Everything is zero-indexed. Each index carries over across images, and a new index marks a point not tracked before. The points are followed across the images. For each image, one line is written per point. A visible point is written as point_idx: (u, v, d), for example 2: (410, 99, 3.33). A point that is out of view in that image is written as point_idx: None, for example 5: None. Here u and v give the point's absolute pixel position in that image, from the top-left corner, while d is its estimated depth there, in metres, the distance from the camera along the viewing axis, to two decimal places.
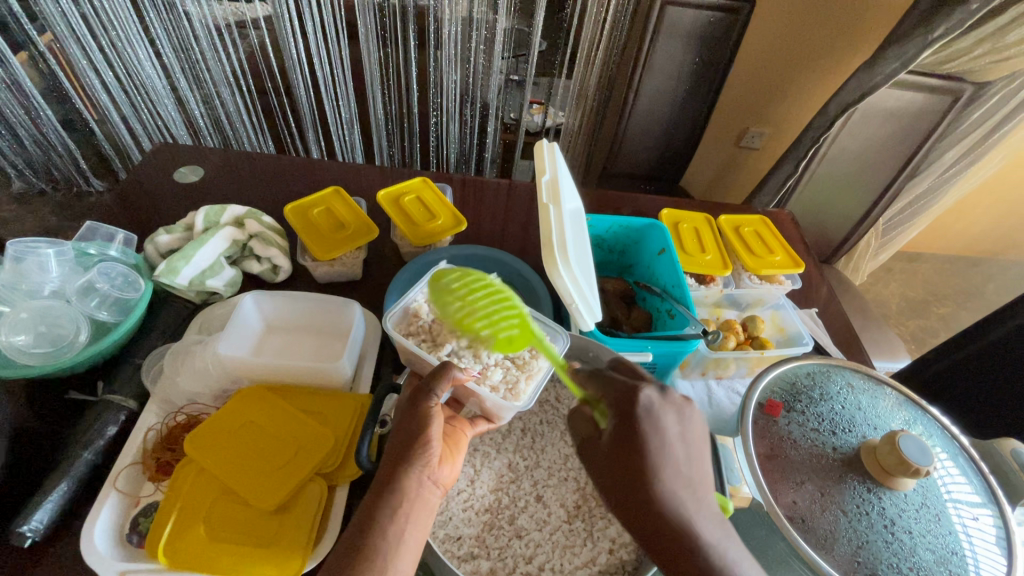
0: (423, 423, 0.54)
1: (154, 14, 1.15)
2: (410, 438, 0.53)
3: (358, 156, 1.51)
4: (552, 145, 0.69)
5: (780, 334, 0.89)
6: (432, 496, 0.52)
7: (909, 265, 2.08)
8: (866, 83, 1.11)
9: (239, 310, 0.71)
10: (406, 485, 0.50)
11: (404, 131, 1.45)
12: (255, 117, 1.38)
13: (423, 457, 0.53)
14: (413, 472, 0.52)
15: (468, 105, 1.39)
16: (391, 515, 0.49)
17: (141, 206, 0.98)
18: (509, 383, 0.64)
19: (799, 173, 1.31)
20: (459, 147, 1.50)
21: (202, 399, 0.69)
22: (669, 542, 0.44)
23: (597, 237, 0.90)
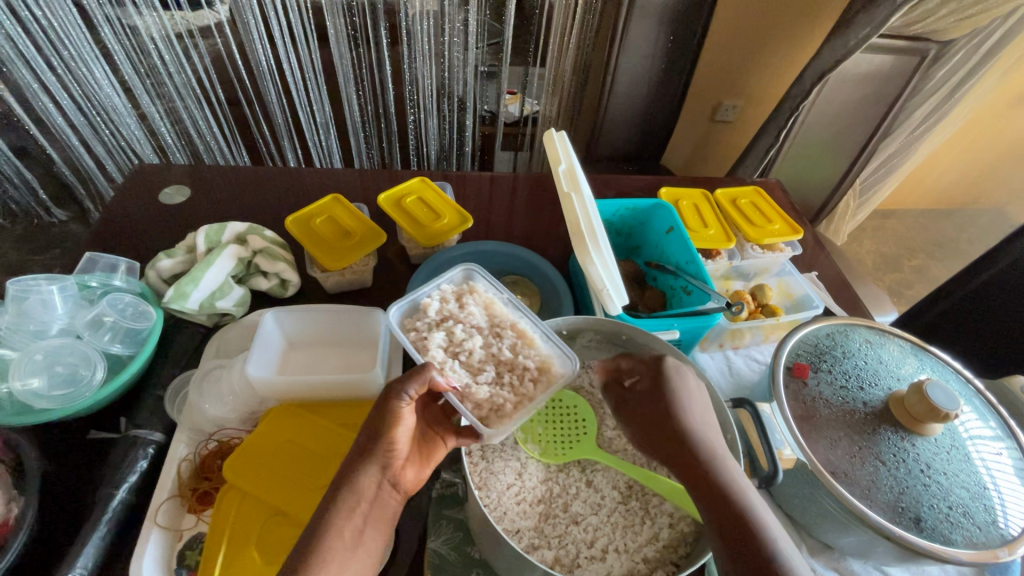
0: (389, 423, 0.55)
1: (109, 29, 1.09)
2: (377, 437, 0.55)
3: (338, 161, 1.48)
4: (559, 134, 0.71)
5: (789, 300, 0.92)
6: (391, 501, 0.55)
7: (881, 223, 2.17)
8: (840, 49, 1.15)
9: (262, 329, 0.69)
10: (359, 483, 0.53)
11: (382, 132, 1.43)
12: (226, 128, 1.33)
13: (382, 456, 0.55)
14: (369, 472, 0.54)
15: (446, 100, 1.37)
16: (348, 513, 0.51)
17: (128, 232, 0.94)
18: (497, 408, 0.59)
19: (779, 142, 1.34)
20: (438, 143, 1.48)
21: (231, 423, 0.67)
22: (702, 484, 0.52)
23: (604, 222, 0.91)
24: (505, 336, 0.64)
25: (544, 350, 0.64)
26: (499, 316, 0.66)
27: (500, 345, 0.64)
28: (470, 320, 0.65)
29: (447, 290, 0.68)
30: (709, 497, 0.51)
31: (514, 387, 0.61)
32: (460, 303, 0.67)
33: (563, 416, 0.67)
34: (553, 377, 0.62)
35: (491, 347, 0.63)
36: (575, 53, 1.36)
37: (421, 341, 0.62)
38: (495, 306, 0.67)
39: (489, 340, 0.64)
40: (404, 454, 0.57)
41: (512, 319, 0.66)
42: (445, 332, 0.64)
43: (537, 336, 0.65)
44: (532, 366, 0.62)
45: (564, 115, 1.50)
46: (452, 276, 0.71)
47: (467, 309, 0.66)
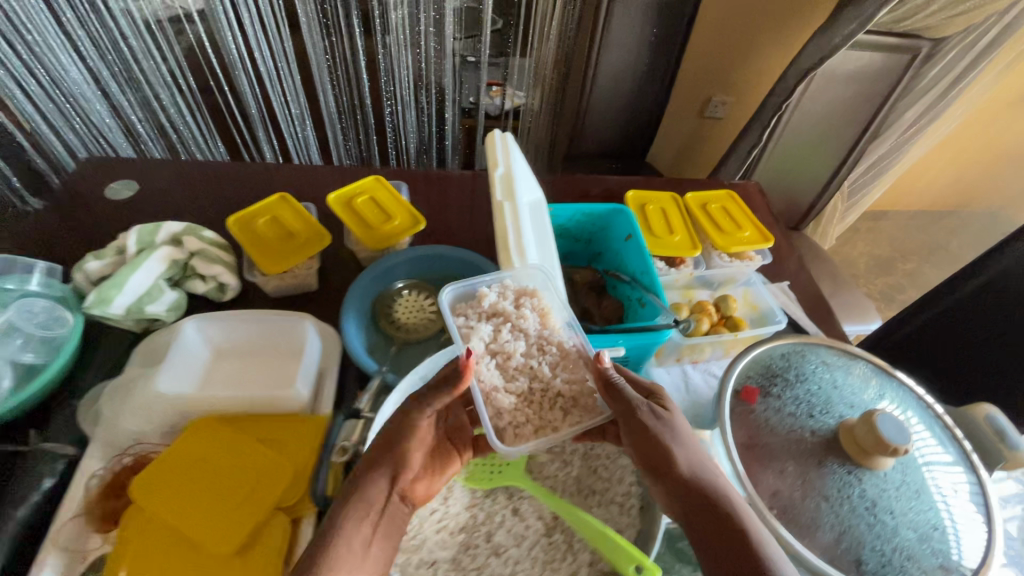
0: (405, 434, 0.52)
1: (71, 12, 1.04)
2: (391, 450, 0.52)
3: (315, 156, 1.44)
4: (501, 136, 0.70)
5: (753, 312, 0.87)
6: (399, 513, 0.52)
7: (875, 225, 2.11)
8: (824, 46, 1.09)
9: (179, 339, 0.67)
10: (366, 493, 0.50)
11: (358, 124, 1.38)
12: (199, 117, 1.28)
13: (393, 467, 0.52)
14: (379, 483, 0.51)
15: (424, 92, 1.32)
16: (354, 525, 0.48)
17: (70, 228, 0.91)
18: (517, 424, 0.52)
19: (763, 142, 1.29)
20: (417, 136, 1.44)
21: (149, 437, 0.64)
22: (699, 523, 0.48)
23: (561, 227, 0.86)
24: (551, 355, 0.56)
25: (586, 382, 0.56)
26: (554, 331, 0.58)
27: (543, 361, 0.56)
28: (522, 323, 0.57)
29: (509, 285, 0.60)
30: (709, 538, 0.47)
31: (543, 410, 0.54)
32: (519, 301, 0.59)
33: None
34: (586, 415, 0.54)
35: (532, 359, 0.56)
36: (556, 45, 1.30)
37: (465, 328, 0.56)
38: (552, 318, 0.59)
39: (531, 349, 0.56)
40: (416, 466, 0.54)
41: (566, 341, 0.57)
42: (494, 327, 0.57)
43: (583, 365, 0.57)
44: (565, 393, 0.55)
45: (549, 109, 1.44)
46: (517, 272, 0.62)
47: (523, 309, 0.58)
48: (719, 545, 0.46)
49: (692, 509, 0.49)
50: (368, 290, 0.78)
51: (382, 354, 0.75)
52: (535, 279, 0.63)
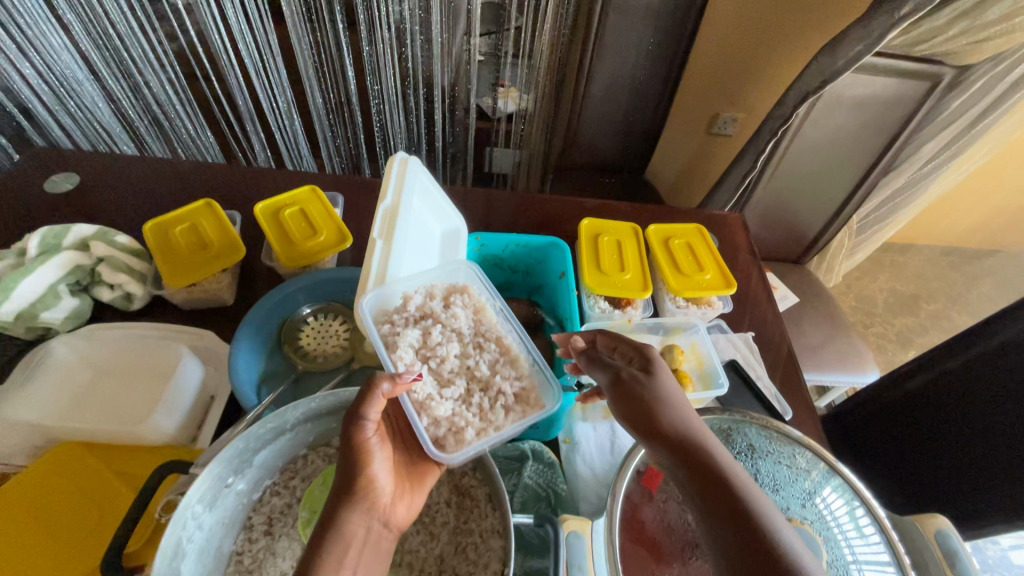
0: (360, 457, 0.48)
1: None
2: (353, 469, 0.47)
3: (304, 150, 1.27)
4: (403, 159, 0.63)
5: (699, 368, 0.77)
6: (383, 543, 0.47)
7: (897, 257, 1.94)
8: (827, 69, 0.97)
9: (43, 358, 0.65)
10: (344, 529, 0.44)
11: (347, 123, 1.22)
12: (193, 108, 1.11)
13: (365, 496, 0.47)
14: (354, 514, 0.46)
15: (413, 90, 1.15)
16: (335, 566, 0.42)
17: (4, 217, 0.89)
18: (457, 428, 0.52)
19: (759, 168, 1.17)
20: (406, 136, 1.25)
21: (11, 458, 0.60)
22: (696, 478, 0.45)
23: (493, 257, 0.81)
24: (486, 350, 0.58)
25: (527, 376, 0.57)
26: (485, 326, 0.60)
27: (479, 358, 0.57)
28: (452, 323, 0.58)
29: (435, 286, 0.62)
30: (705, 490, 0.44)
31: (481, 410, 0.54)
32: (446, 301, 0.61)
33: None
34: (529, 409, 0.55)
35: (468, 358, 0.57)
36: (549, 47, 1.15)
37: (390, 335, 0.55)
38: (484, 312, 0.61)
39: (468, 350, 0.58)
40: (388, 489, 0.49)
41: (499, 332, 0.60)
42: (421, 330, 0.57)
43: (523, 357, 0.59)
44: (509, 392, 0.55)
45: (544, 116, 1.30)
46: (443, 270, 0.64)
47: (452, 309, 0.59)
48: (711, 497, 0.43)
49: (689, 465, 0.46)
50: (273, 311, 0.73)
51: (279, 381, 0.69)
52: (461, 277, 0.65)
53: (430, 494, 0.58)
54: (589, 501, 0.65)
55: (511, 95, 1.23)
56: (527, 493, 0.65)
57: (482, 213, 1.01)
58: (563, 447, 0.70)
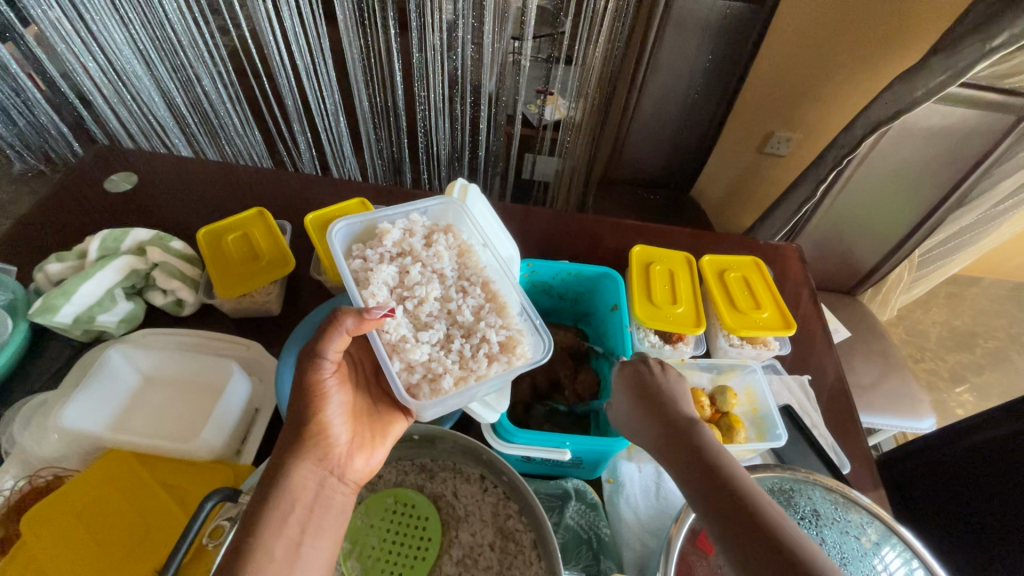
0: (314, 401, 0.50)
1: None
2: (306, 414, 0.49)
3: (348, 154, 1.25)
4: (467, 188, 0.67)
5: (752, 414, 0.73)
6: (335, 496, 0.50)
7: (953, 290, 1.84)
8: (903, 98, 0.91)
9: (102, 366, 0.65)
10: (292, 481, 0.47)
11: (391, 128, 1.19)
12: (242, 107, 1.11)
13: (316, 446, 0.49)
14: (303, 464, 0.48)
15: (460, 97, 1.12)
16: (280, 523, 0.45)
17: (66, 214, 0.92)
18: (433, 373, 0.54)
19: (817, 197, 1.12)
20: (450, 144, 1.22)
21: (65, 463, 0.61)
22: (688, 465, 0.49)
23: (543, 284, 0.80)
24: (470, 294, 0.60)
25: (515, 324, 0.58)
26: (470, 269, 0.61)
27: (461, 302, 0.59)
28: (432, 263, 0.60)
29: (416, 224, 0.63)
30: (700, 480, 0.48)
31: (459, 353, 0.56)
32: (428, 240, 0.63)
33: (404, 527, 0.57)
34: (513, 358, 0.55)
35: (449, 301, 0.59)
36: (603, 60, 1.10)
37: (365, 273, 0.57)
38: (468, 255, 0.62)
39: (450, 292, 0.60)
40: (343, 438, 0.51)
41: (484, 275, 0.61)
42: (397, 269, 0.59)
43: (511, 304, 0.60)
44: (493, 340, 0.56)
45: (591, 126, 1.24)
46: (429, 207, 0.66)
47: (433, 249, 0.61)
48: (706, 484, 0.47)
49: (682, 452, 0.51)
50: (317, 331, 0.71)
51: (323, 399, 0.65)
52: (446, 215, 0.67)
53: (474, 534, 0.57)
54: (632, 549, 0.62)
55: (558, 102, 1.18)
56: (567, 535, 0.63)
57: (528, 232, 0.99)
58: (606, 487, 0.68)
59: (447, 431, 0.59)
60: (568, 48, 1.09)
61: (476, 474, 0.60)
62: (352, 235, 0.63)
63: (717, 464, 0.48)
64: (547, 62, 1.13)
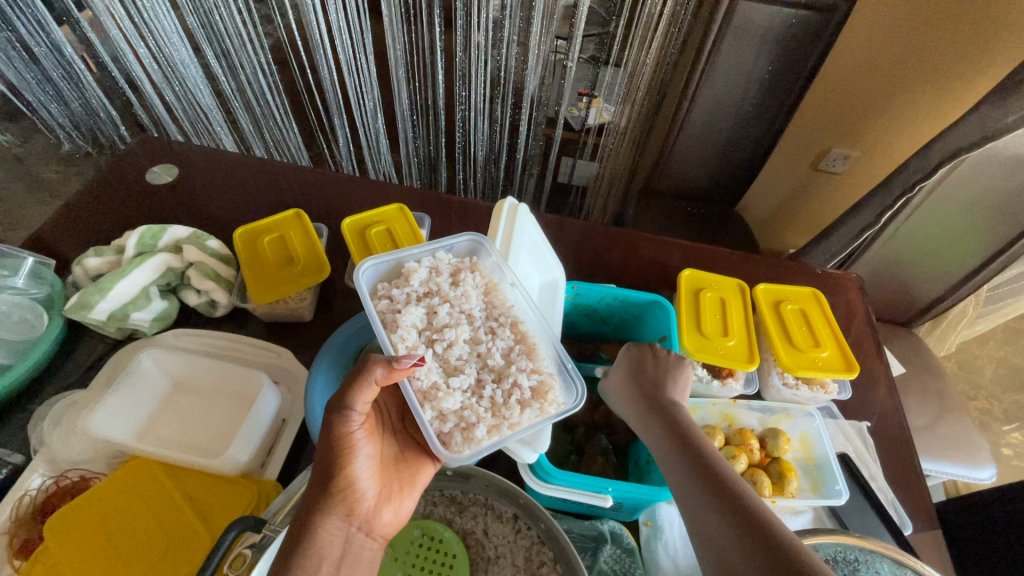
0: (343, 454, 0.47)
1: None
2: (331, 471, 0.47)
3: (385, 151, 1.22)
4: (516, 208, 0.63)
5: (807, 463, 0.69)
6: (362, 553, 0.47)
7: (1014, 324, 1.72)
8: (990, 124, 0.83)
9: (134, 373, 0.64)
10: (318, 539, 0.44)
11: (430, 126, 1.15)
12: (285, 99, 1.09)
13: (343, 501, 0.47)
14: (330, 520, 0.45)
15: (501, 99, 1.07)
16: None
17: (108, 202, 0.91)
18: (466, 423, 0.51)
19: (880, 223, 1.05)
20: (489, 145, 1.18)
21: (92, 466, 0.60)
22: (692, 471, 0.50)
23: (588, 306, 0.77)
24: (500, 335, 0.57)
25: (547, 368, 0.55)
26: (498, 308, 0.58)
27: (491, 344, 0.56)
28: (460, 303, 0.57)
29: (442, 262, 0.60)
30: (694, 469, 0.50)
31: (490, 400, 0.53)
32: (455, 278, 0.59)
33: (430, 563, 0.54)
34: (546, 406, 0.52)
35: (480, 344, 0.56)
36: (654, 66, 1.05)
37: (393, 316, 0.54)
38: (497, 292, 0.59)
39: (480, 332, 0.57)
40: (371, 492, 0.49)
41: (514, 315, 0.58)
42: (425, 310, 0.56)
43: (542, 346, 0.57)
44: (525, 385, 0.53)
45: (636, 134, 1.18)
46: (455, 244, 0.62)
47: (461, 288, 0.58)
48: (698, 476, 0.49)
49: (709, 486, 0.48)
50: (348, 347, 0.68)
51: None
52: (470, 251, 0.63)
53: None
54: None
55: (603, 107, 1.11)
56: None
57: (568, 247, 0.94)
58: (643, 531, 0.63)
59: (481, 470, 0.56)
60: (618, 52, 1.04)
61: (510, 513, 0.56)
62: (378, 274, 0.60)
63: (712, 462, 0.50)
64: (593, 63, 1.09)
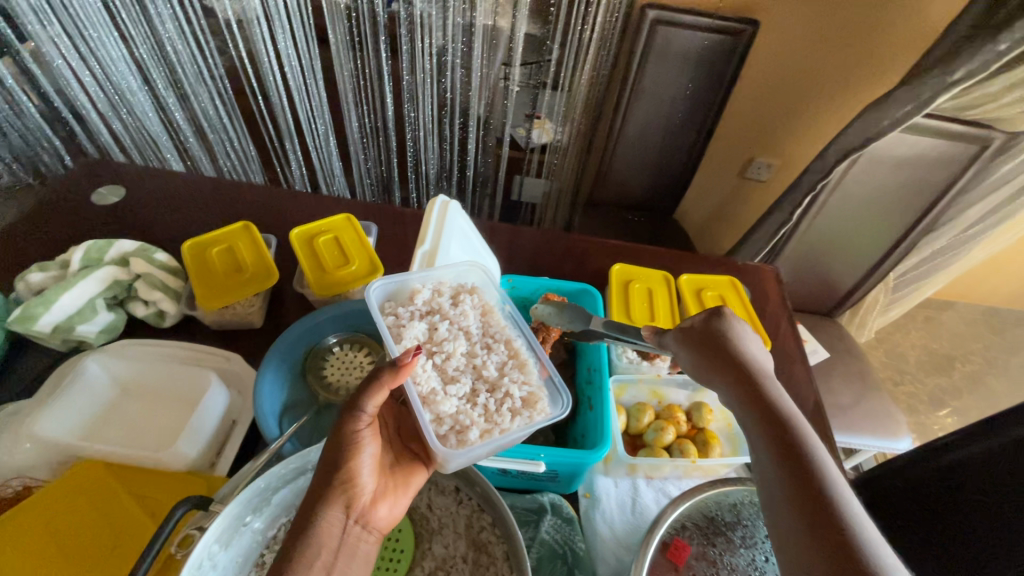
0: (348, 449, 0.50)
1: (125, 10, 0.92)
2: (336, 466, 0.49)
3: (338, 171, 1.25)
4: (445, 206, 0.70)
5: (728, 430, 0.76)
6: (360, 546, 0.48)
7: (932, 313, 1.88)
8: (872, 127, 0.96)
9: (76, 378, 0.65)
10: (319, 529, 0.46)
11: (381, 147, 1.20)
12: (237, 125, 1.13)
13: (343, 493, 0.48)
14: (330, 511, 0.47)
15: (449, 119, 1.14)
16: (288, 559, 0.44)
17: (54, 226, 0.92)
18: (461, 428, 0.53)
19: (794, 220, 1.16)
20: (440, 162, 1.24)
21: (38, 472, 0.61)
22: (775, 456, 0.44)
23: (525, 300, 0.84)
24: (494, 351, 0.60)
25: (537, 380, 0.58)
26: (493, 328, 0.62)
27: (485, 358, 0.59)
28: (460, 321, 0.61)
29: (445, 284, 0.64)
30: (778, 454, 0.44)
31: (486, 409, 0.55)
32: (455, 299, 0.63)
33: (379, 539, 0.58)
34: (534, 415, 0.55)
35: (475, 357, 0.59)
36: (588, 86, 1.14)
37: (398, 328, 0.58)
38: (492, 314, 0.63)
39: (476, 348, 0.60)
40: (371, 487, 0.51)
41: (508, 333, 0.62)
42: (427, 326, 0.60)
43: (533, 362, 0.60)
44: (517, 396, 0.56)
45: (577, 149, 1.27)
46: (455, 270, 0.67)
47: (460, 308, 0.62)
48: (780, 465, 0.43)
49: (798, 487, 0.41)
50: (298, 344, 0.73)
51: (302, 412, 0.68)
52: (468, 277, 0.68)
53: (447, 546, 0.57)
54: (607, 564, 0.62)
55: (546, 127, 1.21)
56: (543, 550, 0.63)
57: (510, 252, 1.00)
58: (582, 502, 0.68)
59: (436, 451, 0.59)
60: (555, 75, 1.11)
61: (451, 486, 0.60)
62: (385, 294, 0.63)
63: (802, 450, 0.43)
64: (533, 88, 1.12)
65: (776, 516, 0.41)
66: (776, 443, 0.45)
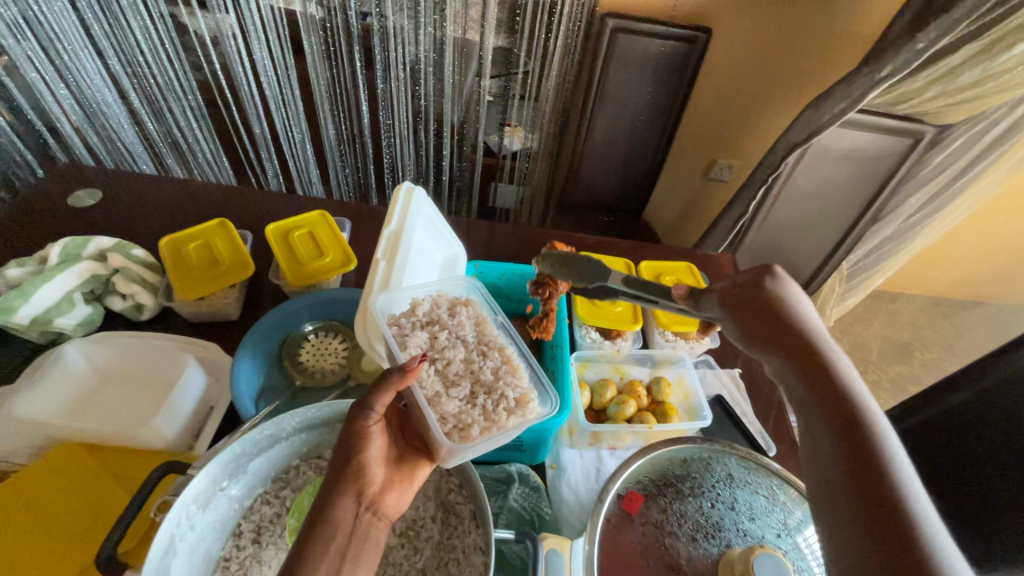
0: (358, 442, 0.51)
1: (99, 23, 0.95)
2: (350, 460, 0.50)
3: (315, 177, 1.28)
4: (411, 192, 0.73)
5: (685, 402, 0.80)
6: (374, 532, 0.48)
7: (892, 305, 1.97)
8: (813, 123, 1.04)
9: (55, 361, 0.67)
10: (333, 516, 0.46)
11: (357, 154, 1.24)
12: (213, 135, 1.16)
13: (354, 481, 0.49)
14: (342, 499, 0.48)
15: (423, 125, 1.18)
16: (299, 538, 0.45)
17: (31, 229, 0.95)
18: (462, 426, 0.55)
19: (750, 213, 1.23)
20: (415, 167, 1.28)
21: (17, 457, 0.63)
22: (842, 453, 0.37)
23: (493, 285, 0.88)
24: (490, 356, 0.61)
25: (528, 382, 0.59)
26: (488, 336, 0.62)
27: (482, 363, 0.60)
28: (457, 330, 0.62)
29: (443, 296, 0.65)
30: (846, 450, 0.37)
31: (485, 410, 0.56)
32: (453, 309, 0.64)
33: None
34: (528, 413, 0.56)
35: (472, 362, 0.60)
36: (555, 92, 1.19)
37: (402, 335, 0.59)
38: (487, 324, 0.64)
39: (473, 354, 0.61)
40: (381, 476, 0.51)
41: (501, 340, 0.63)
42: (428, 334, 0.61)
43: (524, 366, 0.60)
44: (511, 396, 0.56)
45: (548, 154, 1.32)
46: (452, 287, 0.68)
47: (457, 317, 0.63)
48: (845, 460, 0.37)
49: (863, 489, 0.35)
50: (276, 330, 0.75)
51: (276, 396, 0.71)
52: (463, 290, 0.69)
53: (416, 508, 0.61)
54: (571, 525, 0.66)
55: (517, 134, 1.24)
56: (511, 515, 0.66)
57: (481, 246, 1.05)
58: (549, 472, 0.72)
59: None
60: (523, 83, 1.16)
61: None
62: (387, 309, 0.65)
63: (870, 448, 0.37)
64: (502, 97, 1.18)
65: (833, 531, 0.35)
66: (840, 435, 0.38)
